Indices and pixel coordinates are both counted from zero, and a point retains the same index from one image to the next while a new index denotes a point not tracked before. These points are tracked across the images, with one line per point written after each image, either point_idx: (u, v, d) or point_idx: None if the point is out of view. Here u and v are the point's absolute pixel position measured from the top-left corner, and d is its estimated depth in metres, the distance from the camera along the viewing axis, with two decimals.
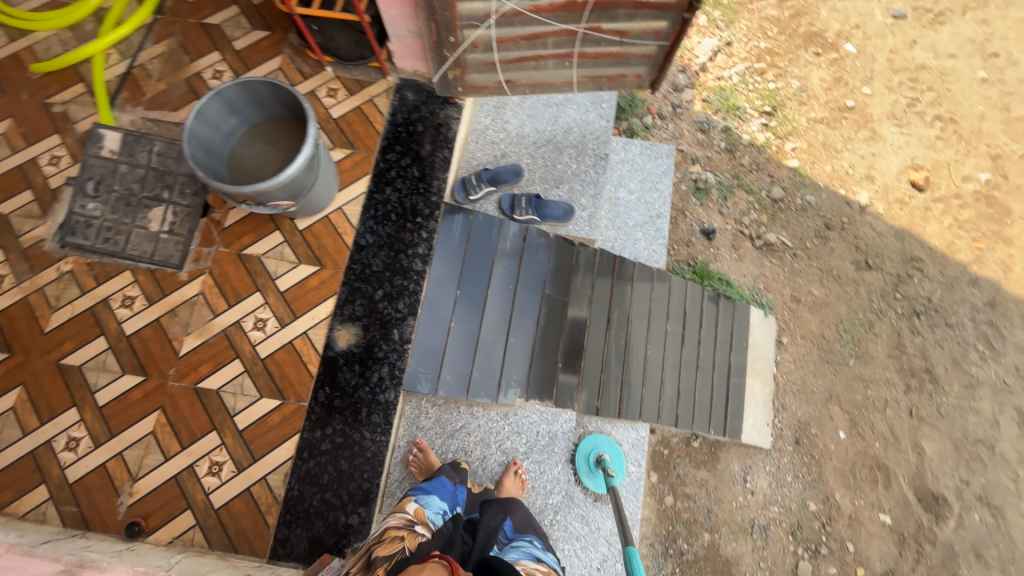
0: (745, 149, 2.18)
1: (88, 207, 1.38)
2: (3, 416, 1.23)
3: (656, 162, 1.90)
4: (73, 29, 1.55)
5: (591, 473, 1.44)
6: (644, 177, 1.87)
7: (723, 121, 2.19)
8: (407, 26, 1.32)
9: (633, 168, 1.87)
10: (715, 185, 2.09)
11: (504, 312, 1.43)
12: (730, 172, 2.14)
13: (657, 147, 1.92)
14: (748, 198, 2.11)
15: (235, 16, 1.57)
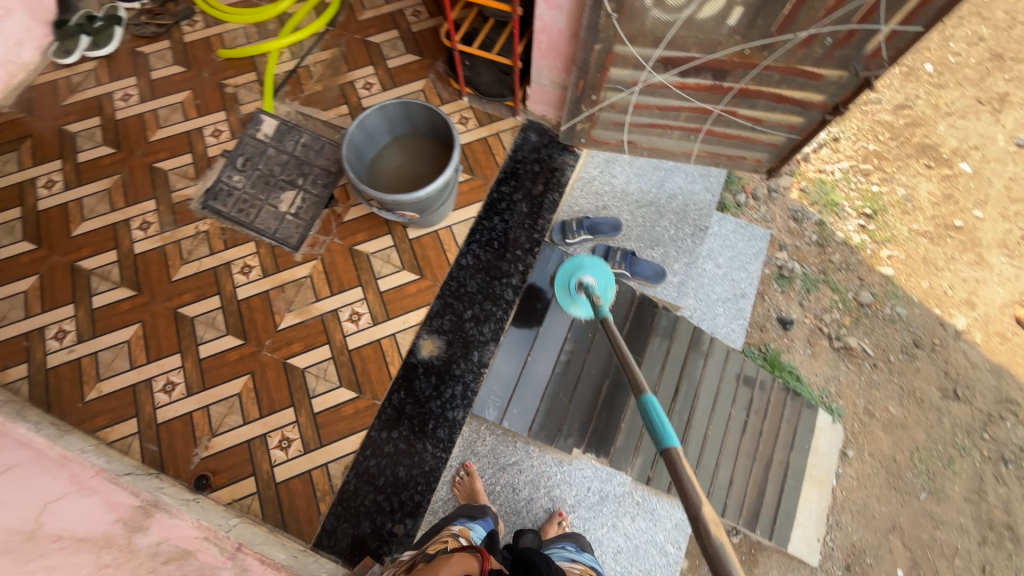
0: (836, 246, 2.06)
1: (234, 179, 1.54)
2: (118, 347, 1.35)
3: (749, 243, 1.85)
4: (258, 26, 1.78)
5: (573, 300, 1.40)
6: (734, 255, 1.82)
7: (818, 214, 2.09)
8: (553, 76, 1.41)
9: (724, 244, 1.84)
10: (800, 276, 1.99)
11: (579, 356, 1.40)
12: (817, 265, 2.03)
13: (753, 228, 1.88)
14: (832, 296, 1.99)
15: (394, 39, 1.75)
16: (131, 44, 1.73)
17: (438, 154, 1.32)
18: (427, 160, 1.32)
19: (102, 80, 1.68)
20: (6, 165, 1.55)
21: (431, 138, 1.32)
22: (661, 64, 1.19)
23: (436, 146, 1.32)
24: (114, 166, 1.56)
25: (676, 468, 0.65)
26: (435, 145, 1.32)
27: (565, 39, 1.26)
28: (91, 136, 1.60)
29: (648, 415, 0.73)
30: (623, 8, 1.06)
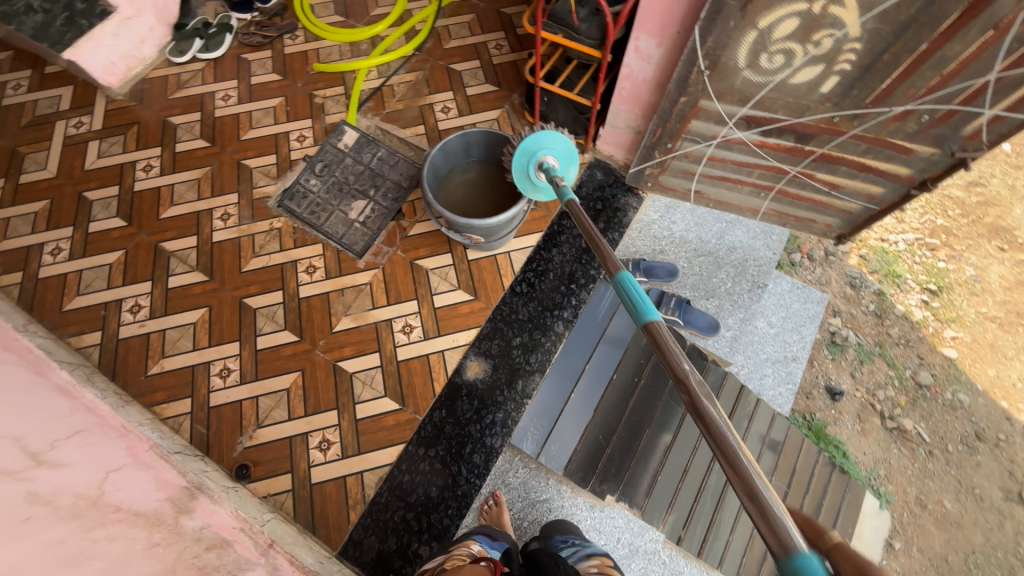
0: (895, 319, 1.92)
1: (311, 182, 1.63)
2: (184, 327, 1.42)
3: (804, 304, 1.78)
4: (351, 45, 1.91)
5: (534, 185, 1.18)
6: (788, 316, 1.75)
7: (878, 283, 1.95)
8: (629, 120, 1.44)
9: (779, 303, 1.76)
10: (853, 346, 1.86)
11: (623, 400, 1.36)
12: (873, 337, 1.89)
13: (810, 291, 1.80)
14: (887, 371, 1.84)
15: (475, 69, 1.84)
16: (237, 50, 1.89)
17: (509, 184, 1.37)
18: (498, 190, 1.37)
19: (207, 80, 1.83)
20: (113, 147, 1.70)
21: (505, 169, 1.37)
22: (744, 122, 1.19)
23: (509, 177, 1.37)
24: (206, 158, 1.67)
25: (658, 337, 0.61)
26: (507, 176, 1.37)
27: (649, 87, 1.29)
28: (190, 130, 1.73)
29: (623, 288, 0.68)
30: (716, 66, 1.07)
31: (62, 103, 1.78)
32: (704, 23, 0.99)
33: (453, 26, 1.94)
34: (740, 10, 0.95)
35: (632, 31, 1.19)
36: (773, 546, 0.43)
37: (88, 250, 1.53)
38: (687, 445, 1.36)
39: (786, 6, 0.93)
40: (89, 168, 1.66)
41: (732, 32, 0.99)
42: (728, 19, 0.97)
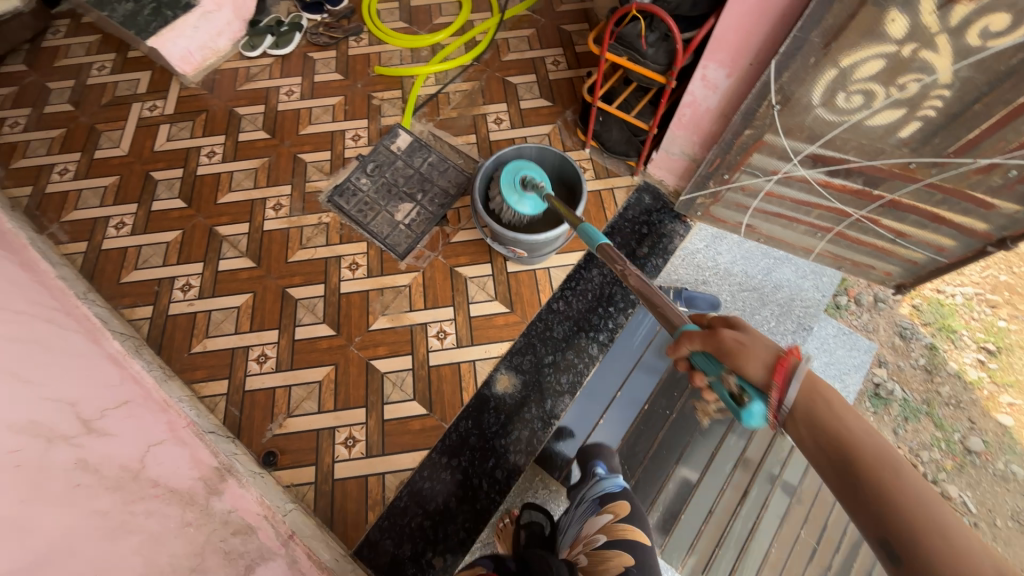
0: (946, 377, 1.73)
1: (361, 181, 1.67)
2: (229, 310, 1.47)
3: (851, 351, 1.72)
4: (412, 51, 1.96)
5: (520, 198, 1.23)
6: (832, 362, 1.70)
7: (930, 336, 1.77)
8: (685, 146, 1.42)
9: (823, 347, 1.71)
10: (898, 401, 1.69)
11: (653, 432, 1.35)
12: (920, 394, 1.72)
13: (859, 339, 1.75)
14: (934, 432, 1.67)
15: (531, 83, 1.85)
16: (304, 48, 1.96)
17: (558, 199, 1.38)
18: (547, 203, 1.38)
19: (274, 75, 1.90)
20: (181, 131, 1.78)
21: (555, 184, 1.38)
22: (810, 160, 1.15)
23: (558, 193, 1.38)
24: (265, 149, 1.74)
25: (609, 255, 0.95)
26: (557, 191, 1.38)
27: (711, 116, 1.27)
28: (253, 121, 1.80)
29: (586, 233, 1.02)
30: (789, 101, 1.04)
31: (140, 86, 1.89)
32: (781, 58, 0.97)
33: (513, 39, 1.96)
34: (823, 47, 0.92)
35: (700, 59, 1.17)
36: (671, 325, 0.77)
37: (149, 227, 1.60)
38: (715, 486, 1.32)
39: (874, 47, 0.89)
40: (158, 149, 1.75)
41: (810, 69, 0.97)
42: (808, 56, 0.95)
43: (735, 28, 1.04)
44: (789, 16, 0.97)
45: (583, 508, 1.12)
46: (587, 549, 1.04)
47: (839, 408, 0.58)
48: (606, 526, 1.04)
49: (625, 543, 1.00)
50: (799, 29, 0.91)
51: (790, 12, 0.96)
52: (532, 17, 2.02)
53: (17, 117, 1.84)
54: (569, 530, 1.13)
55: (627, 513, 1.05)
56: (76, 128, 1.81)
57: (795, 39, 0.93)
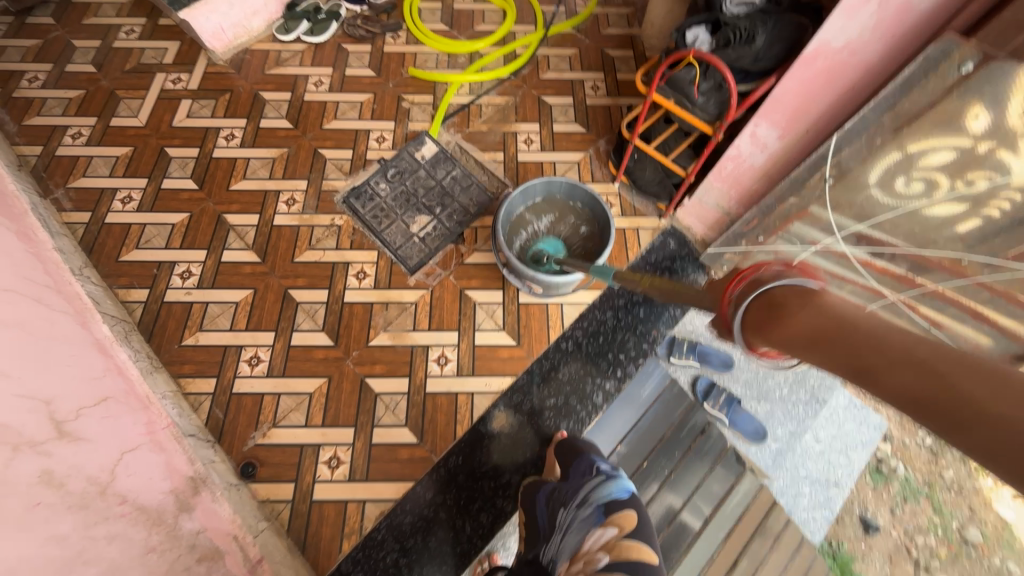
0: (952, 459, 1.53)
1: (380, 186, 1.61)
2: (227, 305, 1.41)
3: (858, 427, 1.52)
4: (449, 56, 1.90)
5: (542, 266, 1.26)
6: (839, 435, 1.49)
7: None
8: (720, 199, 1.36)
9: (832, 417, 1.51)
10: (899, 479, 1.50)
11: (659, 476, 1.32)
12: (923, 475, 1.51)
13: (868, 412, 1.55)
14: (931, 516, 1.47)
15: (567, 106, 1.79)
16: (339, 39, 1.91)
17: (584, 238, 1.31)
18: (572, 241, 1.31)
19: (305, 63, 1.85)
20: (202, 109, 1.73)
21: (582, 222, 1.31)
22: (854, 238, 1.05)
23: (585, 231, 1.31)
24: (286, 139, 1.68)
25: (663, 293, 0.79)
26: (583, 229, 1.31)
27: (754, 174, 1.22)
28: (277, 107, 1.75)
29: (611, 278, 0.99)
30: (843, 176, 1.01)
31: (166, 56, 1.84)
32: (848, 130, 0.96)
33: (554, 57, 1.90)
34: (894, 129, 0.90)
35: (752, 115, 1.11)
36: None
37: (156, 206, 1.55)
38: (704, 555, 1.27)
39: (949, 137, 0.85)
40: (176, 124, 1.69)
41: (874, 149, 0.94)
42: (875, 134, 0.93)
43: (797, 91, 0.98)
44: (857, 90, 0.95)
45: (585, 516, 0.97)
46: (585, 569, 0.87)
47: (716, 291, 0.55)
48: (610, 542, 0.89)
49: (629, 564, 0.84)
50: (869, 111, 0.91)
51: (859, 86, 0.94)
52: (576, 36, 1.96)
53: (37, 71, 1.79)
54: (564, 543, 0.96)
55: (634, 528, 0.91)
56: (96, 91, 1.76)
57: (866, 119, 0.92)
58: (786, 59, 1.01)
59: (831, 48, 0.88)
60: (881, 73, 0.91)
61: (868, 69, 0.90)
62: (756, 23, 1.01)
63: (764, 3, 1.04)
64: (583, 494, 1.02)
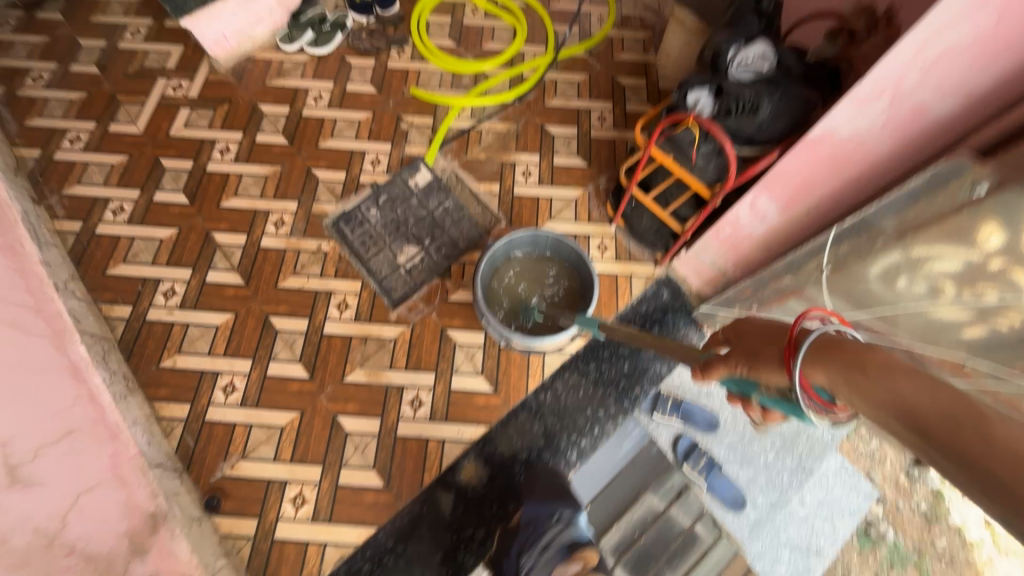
0: (947, 528, 1.45)
1: (371, 212, 1.58)
2: (207, 328, 1.41)
3: (846, 494, 1.45)
4: (454, 75, 1.84)
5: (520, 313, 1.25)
6: (825, 501, 1.43)
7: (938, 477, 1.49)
8: (717, 257, 1.30)
9: (819, 482, 1.45)
10: (889, 545, 1.41)
11: (636, 529, 1.30)
12: (915, 542, 1.43)
13: (858, 480, 1.47)
14: None
15: (570, 137, 1.73)
16: (343, 51, 1.87)
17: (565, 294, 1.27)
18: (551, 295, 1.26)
19: (307, 75, 1.81)
20: (200, 119, 1.71)
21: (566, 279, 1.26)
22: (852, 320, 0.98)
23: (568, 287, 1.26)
24: (280, 156, 1.66)
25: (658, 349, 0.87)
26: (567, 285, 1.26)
27: (752, 243, 1.15)
28: (274, 122, 1.72)
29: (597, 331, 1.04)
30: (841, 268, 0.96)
31: (169, 61, 1.82)
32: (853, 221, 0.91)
33: (561, 82, 1.83)
34: (897, 236, 0.86)
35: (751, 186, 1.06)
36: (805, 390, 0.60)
37: (146, 219, 1.55)
38: None
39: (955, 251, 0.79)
40: (173, 134, 1.68)
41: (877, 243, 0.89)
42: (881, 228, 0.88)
43: (799, 173, 0.92)
44: (860, 180, 0.90)
45: (549, 558, 1.03)
46: None
47: (764, 325, 0.70)
48: None
49: None
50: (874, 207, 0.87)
51: (863, 178, 0.89)
52: (587, 61, 1.89)
53: (41, 70, 1.79)
54: None
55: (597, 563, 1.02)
56: (97, 94, 1.75)
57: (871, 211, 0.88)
58: (790, 135, 0.95)
59: (837, 138, 0.83)
60: (886, 168, 0.87)
61: (873, 163, 0.86)
62: (760, 95, 0.93)
63: (773, 72, 0.96)
64: (547, 537, 1.06)
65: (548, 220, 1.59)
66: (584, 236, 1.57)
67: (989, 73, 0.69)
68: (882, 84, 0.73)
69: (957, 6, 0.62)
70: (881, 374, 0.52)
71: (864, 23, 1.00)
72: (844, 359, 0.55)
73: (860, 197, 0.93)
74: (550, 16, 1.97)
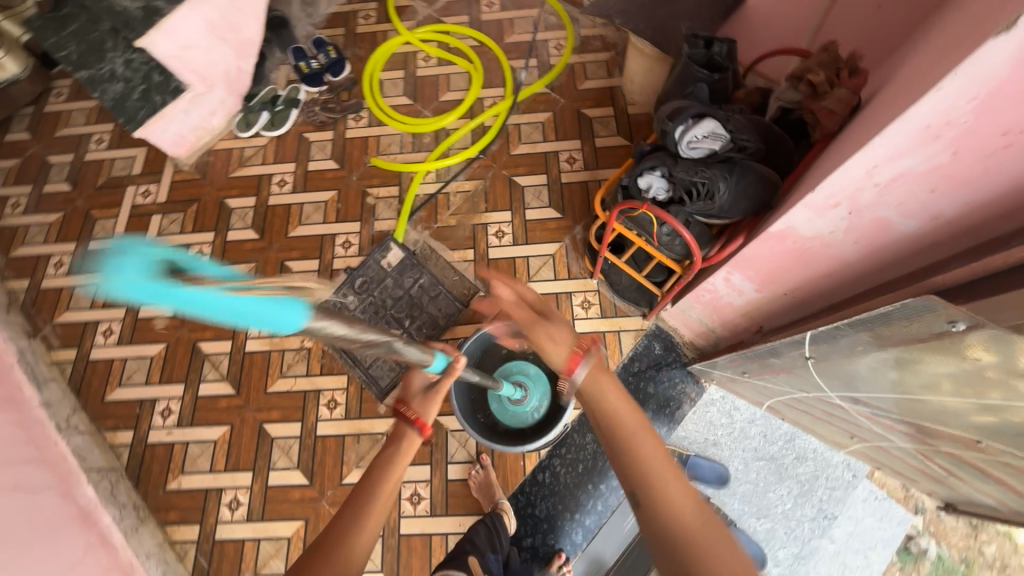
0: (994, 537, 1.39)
1: (348, 298, 1.56)
2: (206, 444, 1.44)
3: (880, 523, 1.39)
4: (414, 136, 1.79)
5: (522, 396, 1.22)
6: (856, 535, 1.38)
7: None
8: (702, 316, 1.27)
9: (846, 516, 1.39)
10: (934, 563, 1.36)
11: None
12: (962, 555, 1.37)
13: (892, 506, 1.40)
14: None
15: (540, 186, 1.66)
16: (301, 127, 1.84)
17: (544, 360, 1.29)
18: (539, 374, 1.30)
19: (268, 160, 1.79)
20: (171, 225, 1.72)
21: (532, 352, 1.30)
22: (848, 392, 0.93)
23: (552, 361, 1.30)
24: (253, 253, 1.65)
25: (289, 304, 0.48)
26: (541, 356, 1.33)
27: (734, 310, 1.14)
28: (243, 216, 1.71)
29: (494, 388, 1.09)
30: (826, 358, 0.91)
31: (135, 166, 1.83)
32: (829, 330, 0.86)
33: (525, 126, 1.75)
34: (874, 340, 0.80)
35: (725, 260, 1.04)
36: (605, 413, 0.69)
37: (134, 339, 1.57)
38: None
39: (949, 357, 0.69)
40: None
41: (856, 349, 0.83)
42: (861, 342, 0.82)
43: (767, 260, 0.93)
44: (834, 279, 0.89)
45: None
46: None
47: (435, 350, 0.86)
48: None
49: None
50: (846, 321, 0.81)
51: (838, 278, 0.89)
52: (549, 96, 1.79)
53: (18, 196, 1.82)
54: None
55: None
56: (72, 213, 1.78)
57: (845, 326, 0.82)
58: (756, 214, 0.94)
59: (801, 236, 0.84)
60: (859, 272, 0.85)
61: (844, 264, 0.85)
62: (715, 179, 0.92)
63: (727, 149, 0.96)
64: None
65: (527, 282, 1.54)
66: (566, 294, 1.51)
67: (962, 200, 0.65)
68: (840, 191, 0.74)
69: (907, 129, 0.62)
70: (611, 399, 0.70)
71: (824, 74, 0.92)
72: (606, 379, 0.71)
73: (839, 296, 0.92)
74: (504, 52, 1.87)
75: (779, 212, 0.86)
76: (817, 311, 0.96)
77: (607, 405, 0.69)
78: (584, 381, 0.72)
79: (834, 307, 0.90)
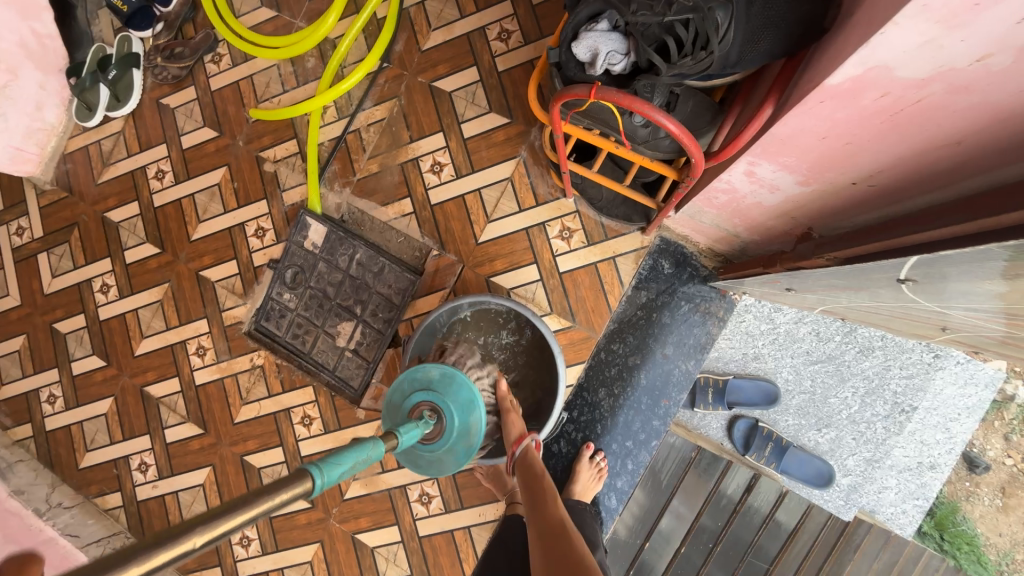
0: None
1: (284, 296, 1.27)
2: (195, 489, 1.32)
3: (963, 393, 1.17)
4: (294, 62, 1.32)
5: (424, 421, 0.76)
6: (935, 412, 1.17)
7: None
8: (719, 220, 0.95)
9: (926, 398, 1.16)
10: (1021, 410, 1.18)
11: (710, 539, 1.21)
12: None
13: (976, 369, 1.16)
14: None
15: (472, 85, 1.21)
16: (154, 93, 1.40)
17: (509, 329, 1.12)
18: (498, 366, 1.12)
19: (133, 149, 1.40)
20: (62, 261, 1.43)
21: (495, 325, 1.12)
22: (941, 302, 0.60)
23: (514, 334, 1.11)
24: (161, 271, 1.36)
25: None
26: (499, 328, 1.12)
27: (762, 211, 0.85)
28: (132, 228, 1.39)
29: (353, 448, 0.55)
30: (929, 282, 0.58)
31: None
32: (961, 252, 0.49)
33: (431, 2, 1.24)
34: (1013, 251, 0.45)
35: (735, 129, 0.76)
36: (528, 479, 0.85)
37: (80, 399, 1.40)
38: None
39: None
40: (49, 292, 1.43)
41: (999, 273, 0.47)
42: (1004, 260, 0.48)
43: (822, 133, 0.60)
44: (970, 148, 0.49)
45: None
46: None
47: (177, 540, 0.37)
48: None
49: None
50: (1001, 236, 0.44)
51: (983, 144, 0.48)
52: None
53: None
54: None
55: None
56: None
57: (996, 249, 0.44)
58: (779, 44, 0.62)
59: (898, 78, 0.47)
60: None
61: (1000, 116, 0.45)
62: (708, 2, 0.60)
63: None
64: None
65: (487, 223, 1.19)
66: (538, 226, 1.16)
67: None
68: None
69: None
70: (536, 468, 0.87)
71: None
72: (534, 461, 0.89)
73: (986, 177, 0.50)
74: None
75: (860, 38, 0.48)
76: (931, 203, 0.57)
77: (535, 473, 0.86)
78: (524, 455, 0.90)
79: (972, 198, 0.51)
